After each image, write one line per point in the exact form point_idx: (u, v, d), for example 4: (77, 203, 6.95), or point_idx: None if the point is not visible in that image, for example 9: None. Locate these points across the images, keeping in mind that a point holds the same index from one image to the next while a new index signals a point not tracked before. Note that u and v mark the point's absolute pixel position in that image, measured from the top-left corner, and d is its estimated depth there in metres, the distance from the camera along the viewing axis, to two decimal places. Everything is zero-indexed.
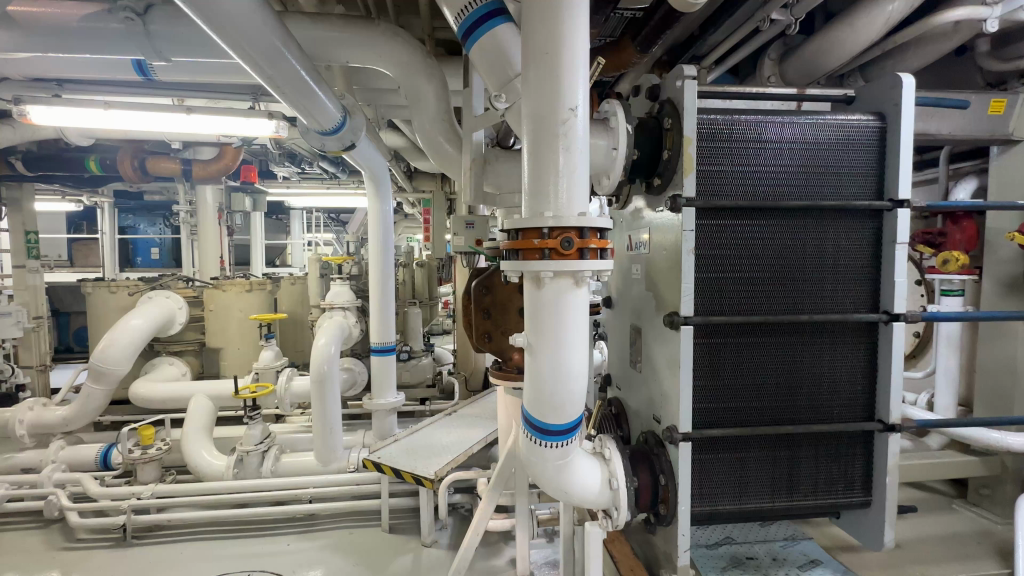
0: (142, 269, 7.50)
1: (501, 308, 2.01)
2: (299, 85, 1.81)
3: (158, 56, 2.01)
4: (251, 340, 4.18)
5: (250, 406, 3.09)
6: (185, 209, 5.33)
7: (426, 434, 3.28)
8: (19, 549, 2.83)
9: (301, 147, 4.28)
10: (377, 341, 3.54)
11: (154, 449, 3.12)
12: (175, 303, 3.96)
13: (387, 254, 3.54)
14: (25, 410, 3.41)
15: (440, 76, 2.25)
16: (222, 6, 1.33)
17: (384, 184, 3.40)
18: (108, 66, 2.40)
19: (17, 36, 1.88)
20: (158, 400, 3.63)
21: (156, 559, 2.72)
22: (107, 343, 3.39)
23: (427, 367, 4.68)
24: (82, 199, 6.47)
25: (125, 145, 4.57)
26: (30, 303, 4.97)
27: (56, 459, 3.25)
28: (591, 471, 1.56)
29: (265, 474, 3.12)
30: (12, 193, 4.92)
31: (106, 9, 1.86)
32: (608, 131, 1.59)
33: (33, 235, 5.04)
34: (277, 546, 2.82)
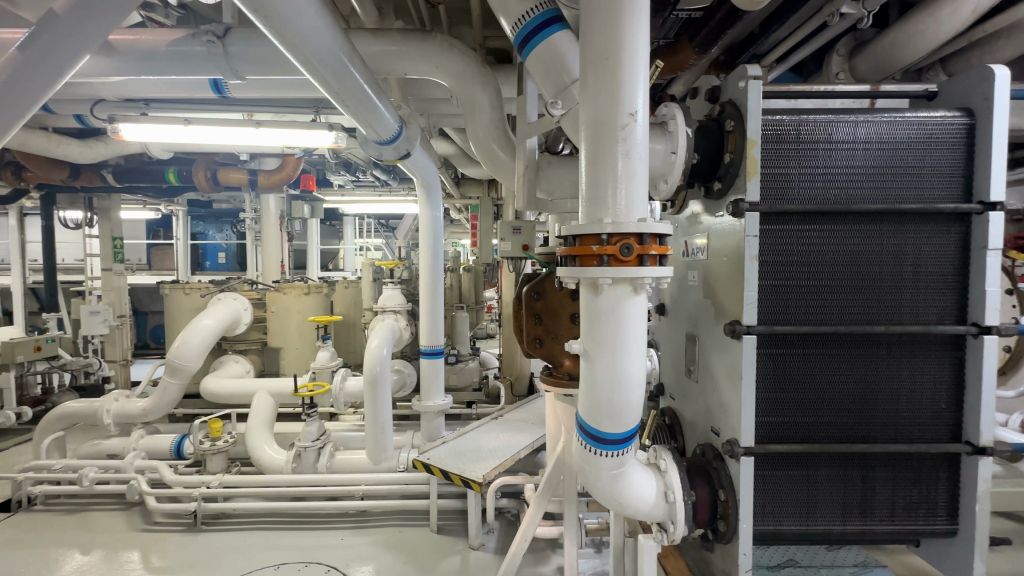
0: (210, 273, 8.06)
1: (552, 313, 2.01)
2: (362, 97, 1.90)
3: (235, 75, 2.16)
4: (309, 340, 4.38)
5: (308, 404, 3.25)
6: (251, 216, 5.68)
7: (474, 437, 3.31)
8: (105, 528, 3.10)
9: (357, 156, 4.46)
10: (426, 344, 3.61)
11: (222, 441, 3.33)
12: (242, 305, 4.22)
13: (438, 259, 3.62)
14: (111, 401, 3.72)
15: (494, 84, 2.29)
16: (297, 27, 1.42)
17: (435, 191, 3.49)
18: (190, 85, 2.60)
19: (116, 62, 2.08)
20: (225, 395, 3.87)
21: (223, 545, 2.90)
22: (182, 340, 3.65)
23: (473, 371, 4.74)
24: (160, 207, 7.03)
25: (200, 157, 4.91)
26: (116, 302, 5.43)
27: (137, 447, 3.53)
28: (646, 482, 1.53)
29: (320, 469, 3.26)
30: (102, 202, 5.41)
31: (190, 34, 2.03)
32: (666, 136, 1.55)
33: (119, 241, 5.52)
34: (331, 540, 2.93)
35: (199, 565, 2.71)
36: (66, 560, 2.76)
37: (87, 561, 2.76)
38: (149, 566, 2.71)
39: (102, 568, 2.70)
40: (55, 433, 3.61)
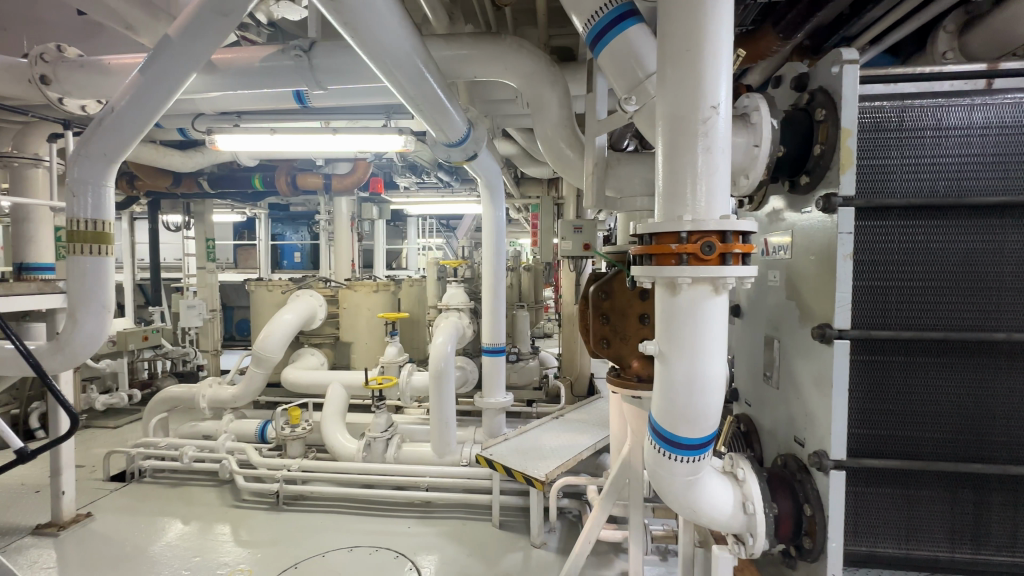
0: (288, 271, 8.66)
1: (620, 313, 1.97)
2: (435, 101, 1.96)
3: (318, 86, 2.30)
4: (377, 336, 4.59)
5: (377, 396, 3.41)
6: (325, 218, 6.04)
7: (535, 436, 3.32)
8: (202, 502, 3.42)
9: (422, 158, 4.61)
10: (488, 342, 3.67)
11: (300, 428, 3.58)
12: (317, 301, 4.50)
13: (500, 259, 3.67)
14: (206, 387, 4.10)
15: (563, 83, 2.28)
16: (380, 36, 1.49)
17: (498, 192, 3.54)
18: (276, 97, 2.80)
19: (217, 79, 2.28)
20: (302, 385, 4.13)
21: (301, 525, 3.11)
22: (266, 333, 3.96)
23: (534, 370, 4.75)
24: (245, 211, 7.64)
25: (282, 164, 5.29)
26: (209, 297, 5.98)
27: (227, 430, 3.86)
28: (722, 491, 1.46)
29: (388, 459, 3.41)
30: (198, 207, 5.97)
31: (280, 50, 2.19)
32: (749, 128, 1.47)
33: (211, 242, 6.06)
34: (398, 527, 3.06)
35: (280, 541, 2.92)
36: (170, 528, 3.09)
37: (187, 530, 3.07)
38: (238, 539, 2.96)
39: (199, 537, 2.99)
40: (161, 413, 4.03)
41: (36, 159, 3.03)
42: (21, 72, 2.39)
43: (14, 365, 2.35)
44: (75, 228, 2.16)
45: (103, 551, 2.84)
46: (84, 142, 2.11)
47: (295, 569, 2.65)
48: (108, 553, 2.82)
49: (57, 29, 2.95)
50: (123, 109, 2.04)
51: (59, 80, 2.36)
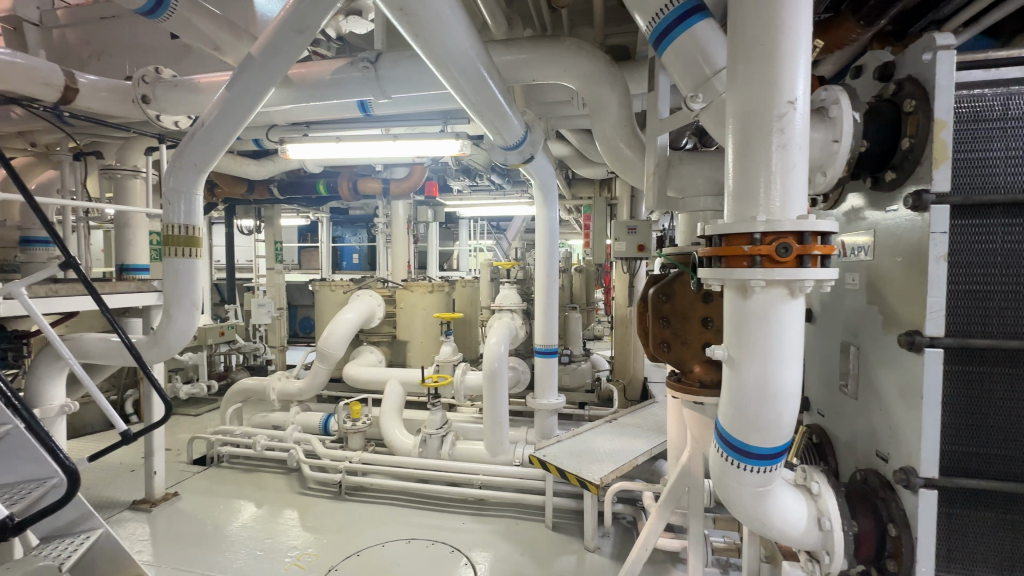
0: (347, 272, 9.09)
1: (681, 316, 1.92)
2: (496, 106, 1.99)
3: (383, 96, 2.40)
4: (432, 335, 4.72)
5: (432, 394, 3.51)
6: (383, 221, 6.28)
7: (588, 439, 3.30)
8: (272, 488, 3.66)
9: (477, 161, 4.70)
10: (541, 343, 3.68)
11: (361, 422, 3.74)
12: (376, 301, 4.70)
13: (553, 260, 3.66)
14: (276, 381, 4.38)
15: (623, 82, 2.25)
16: (448, 45, 1.53)
17: (552, 193, 3.54)
18: (343, 107, 2.96)
19: (292, 92, 2.44)
20: (362, 380, 4.32)
21: (362, 515, 3.25)
22: (330, 331, 4.18)
23: (586, 372, 4.71)
24: (310, 215, 8.09)
25: (344, 170, 5.56)
26: (277, 296, 6.38)
27: (295, 421, 4.11)
28: (796, 505, 1.40)
29: (443, 456, 3.50)
30: (268, 212, 6.38)
31: (349, 62, 2.31)
32: (827, 122, 1.40)
33: (279, 244, 6.47)
34: (453, 523, 3.13)
35: (343, 529, 3.07)
36: (245, 510, 3.32)
37: (260, 513, 3.29)
38: (304, 524, 3.14)
39: (269, 521, 3.19)
40: (236, 404, 4.35)
41: (135, 170, 3.36)
42: (125, 92, 2.66)
43: (118, 356, 2.62)
44: (170, 232, 2.38)
45: (187, 529, 3.10)
46: (178, 154, 2.32)
47: (357, 557, 2.77)
48: (193, 530, 3.08)
49: (153, 52, 3.26)
50: (212, 123, 2.22)
51: (157, 99, 2.61)
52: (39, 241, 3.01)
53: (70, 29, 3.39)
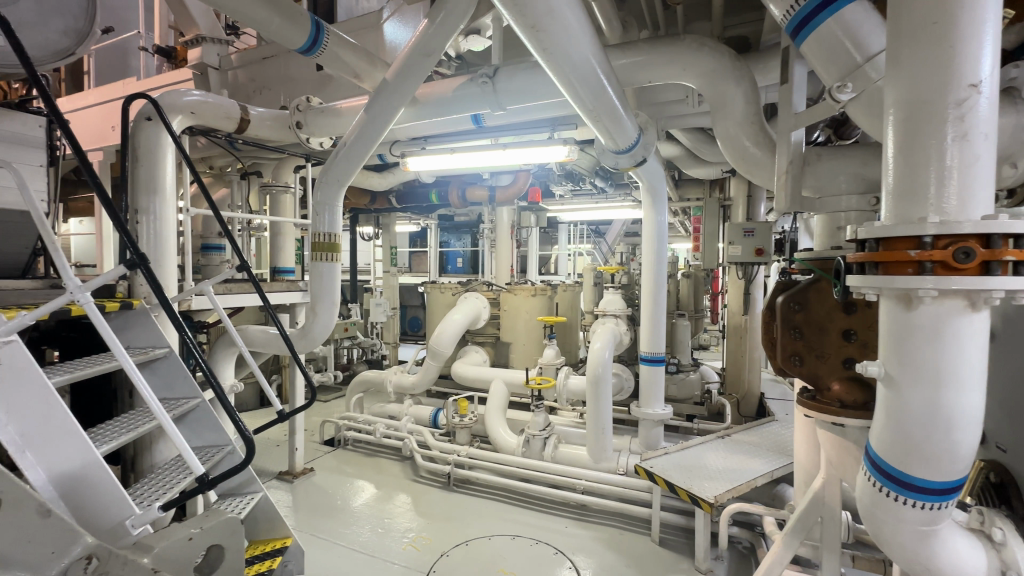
0: (452, 275, 9.61)
1: (817, 328, 1.75)
2: (613, 111, 1.98)
3: (500, 108, 2.53)
4: (534, 337, 4.79)
5: (536, 396, 3.59)
6: (488, 226, 6.54)
7: (699, 454, 3.12)
8: (390, 472, 3.99)
9: (581, 166, 4.69)
10: (646, 350, 3.56)
11: (468, 418, 3.94)
12: (482, 303, 4.90)
13: (661, 266, 3.53)
14: (392, 374, 4.77)
15: (750, 77, 2.14)
16: (571, 57, 1.56)
17: (660, 195, 3.44)
18: (457, 121, 3.14)
19: (418, 110, 2.67)
20: (469, 379, 4.53)
21: (468, 507, 3.41)
22: (440, 330, 4.48)
23: (695, 383, 4.45)
24: (420, 222, 8.70)
25: (454, 179, 5.90)
26: (391, 297, 6.95)
27: (409, 413, 4.44)
28: (971, 551, 1.20)
29: (546, 457, 3.54)
30: (386, 220, 6.97)
31: (469, 79, 2.47)
32: (1019, 106, 1.20)
33: (394, 249, 7.04)
34: (556, 525, 3.15)
35: (452, 518, 3.25)
36: (366, 490, 3.67)
37: (379, 494, 3.61)
38: (417, 509, 3.38)
39: (388, 503, 3.49)
40: (359, 393, 4.81)
41: (286, 186, 3.89)
42: (284, 120, 3.11)
43: (275, 345, 3.06)
44: (316, 239, 2.72)
45: (321, 502, 3.50)
46: (324, 172, 2.64)
47: (466, 546, 2.92)
48: (325, 503, 3.48)
49: (302, 84, 3.76)
50: (353, 142, 2.50)
51: (308, 123, 3.01)
52: (214, 247, 3.52)
53: (240, 70, 4.05)
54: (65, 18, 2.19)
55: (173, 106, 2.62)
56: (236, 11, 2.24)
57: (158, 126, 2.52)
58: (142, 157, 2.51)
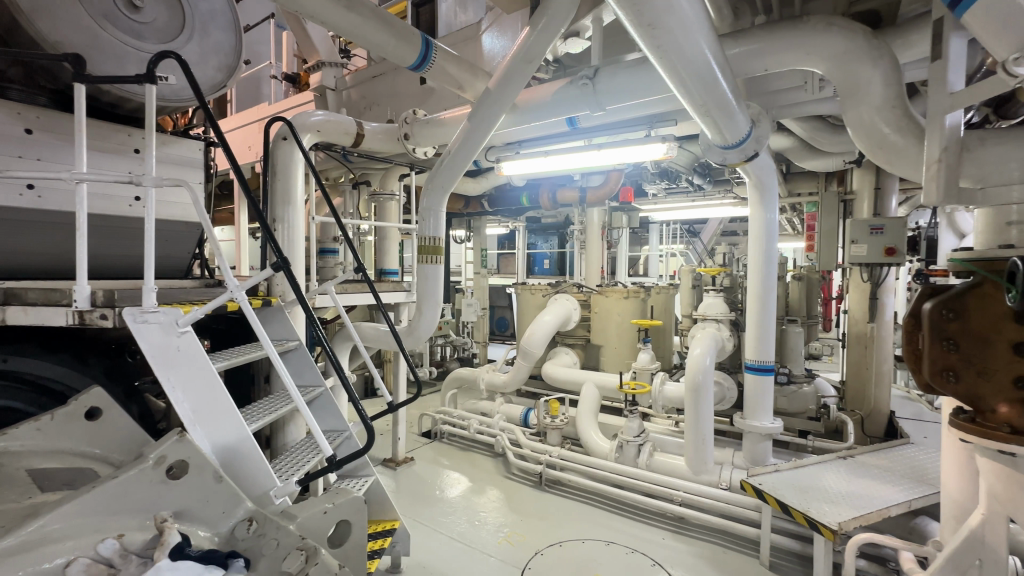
0: (539, 276, 9.70)
1: (978, 339, 1.49)
2: (725, 104, 1.87)
3: (599, 109, 2.53)
4: (627, 340, 4.67)
5: (630, 401, 3.50)
6: (579, 228, 6.50)
7: (816, 474, 2.84)
8: (483, 467, 4.12)
9: (678, 163, 4.49)
10: (752, 358, 3.31)
11: (559, 420, 3.95)
12: (573, 305, 4.88)
13: (771, 267, 3.25)
14: (485, 372, 4.92)
15: (891, 56, 1.93)
16: (685, 50, 1.50)
17: (770, 191, 3.19)
18: (551, 125, 3.17)
19: (520, 117, 2.75)
20: (560, 380, 4.54)
21: (560, 508, 3.41)
22: (531, 331, 4.53)
23: (810, 397, 4.03)
24: (509, 224, 8.89)
25: (545, 182, 5.95)
26: (482, 297, 7.18)
27: (500, 410, 4.55)
28: None
29: (641, 465, 3.43)
30: (477, 223, 7.20)
31: (569, 82, 2.52)
32: None
33: (485, 251, 7.26)
34: (652, 536, 3.04)
35: (544, 518, 3.27)
36: (461, 483, 3.83)
37: (473, 488, 3.74)
38: (509, 506, 3.45)
39: (481, 496, 3.61)
40: (453, 389, 5.02)
41: (392, 193, 4.20)
42: (393, 132, 3.35)
43: (384, 341, 3.30)
44: (422, 243, 2.88)
45: (420, 490, 3.71)
46: (430, 180, 2.79)
47: (560, 546, 2.93)
48: (424, 492, 3.68)
49: (407, 97, 4.03)
50: (455, 151, 2.63)
51: (415, 134, 3.23)
52: (330, 250, 3.83)
53: (353, 89, 4.44)
54: (220, 56, 2.56)
55: (303, 126, 2.95)
56: (360, 38, 2.44)
57: (291, 145, 2.86)
58: (279, 173, 2.85)
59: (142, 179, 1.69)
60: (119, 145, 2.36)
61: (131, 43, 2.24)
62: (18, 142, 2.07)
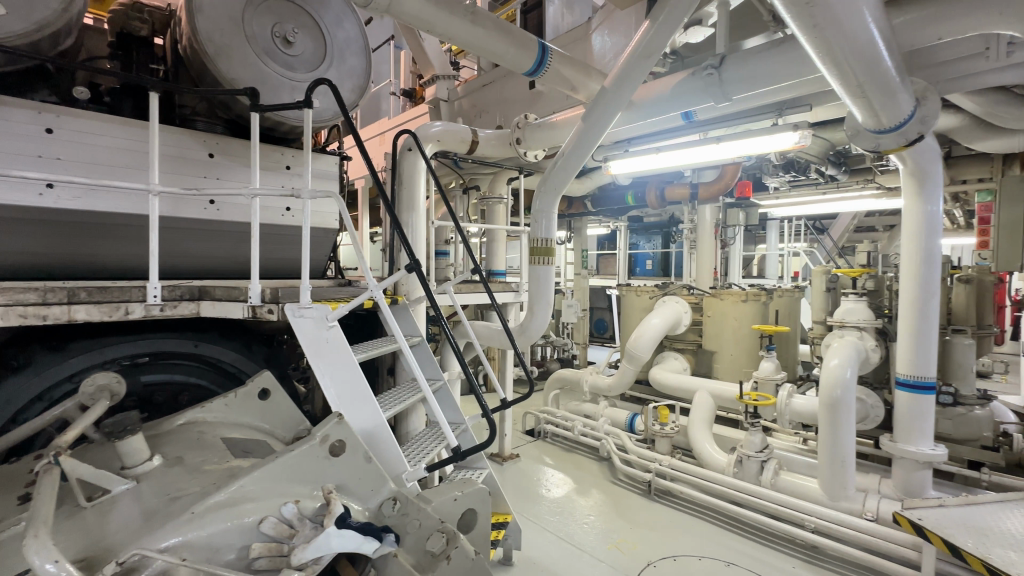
0: (641, 277, 9.38)
1: None
2: (886, 83, 1.66)
3: (725, 99, 2.39)
4: (744, 347, 4.32)
5: (752, 413, 3.24)
6: (688, 226, 6.16)
7: (994, 513, 2.38)
8: (588, 469, 4.08)
9: (809, 152, 4.04)
10: (904, 373, 2.87)
11: (669, 428, 3.77)
12: (683, 307, 4.64)
13: (933, 268, 2.78)
14: (588, 374, 4.86)
15: None
16: (845, 26, 1.35)
17: (932, 180, 2.74)
18: (663, 122, 3.05)
19: (634, 114, 2.69)
20: (669, 386, 4.33)
21: (670, 520, 3.26)
22: (638, 333, 4.37)
23: (985, 422, 3.39)
24: (610, 225, 8.71)
25: (653, 179, 5.72)
26: (582, 298, 7.15)
27: (604, 414, 4.47)
28: None
29: (764, 483, 3.15)
30: (577, 224, 7.15)
31: (690, 74, 2.42)
32: None
33: (585, 252, 7.18)
34: (780, 563, 2.77)
35: (655, 529, 3.15)
36: (566, 484, 3.83)
37: (578, 490, 3.72)
38: (617, 511, 3.38)
39: (587, 499, 3.58)
40: (556, 390, 5.04)
41: (500, 197, 4.33)
42: (505, 138, 3.46)
43: (495, 339, 3.42)
44: (535, 244, 2.94)
45: (526, 487, 3.78)
46: (543, 182, 2.84)
47: (674, 560, 2.80)
48: (529, 489, 3.75)
49: (517, 103, 4.14)
50: (569, 153, 2.64)
51: (527, 139, 3.33)
52: (443, 253, 3.97)
53: (464, 98, 4.65)
54: (354, 78, 2.85)
55: (425, 137, 3.16)
56: (479, 49, 2.56)
57: (415, 155, 3.08)
58: (405, 181, 3.08)
59: (301, 192, 1.94)
60: (275, 163, 2.72)
61: (285, 74, 2.58)
62: (203, 164, 2.48)
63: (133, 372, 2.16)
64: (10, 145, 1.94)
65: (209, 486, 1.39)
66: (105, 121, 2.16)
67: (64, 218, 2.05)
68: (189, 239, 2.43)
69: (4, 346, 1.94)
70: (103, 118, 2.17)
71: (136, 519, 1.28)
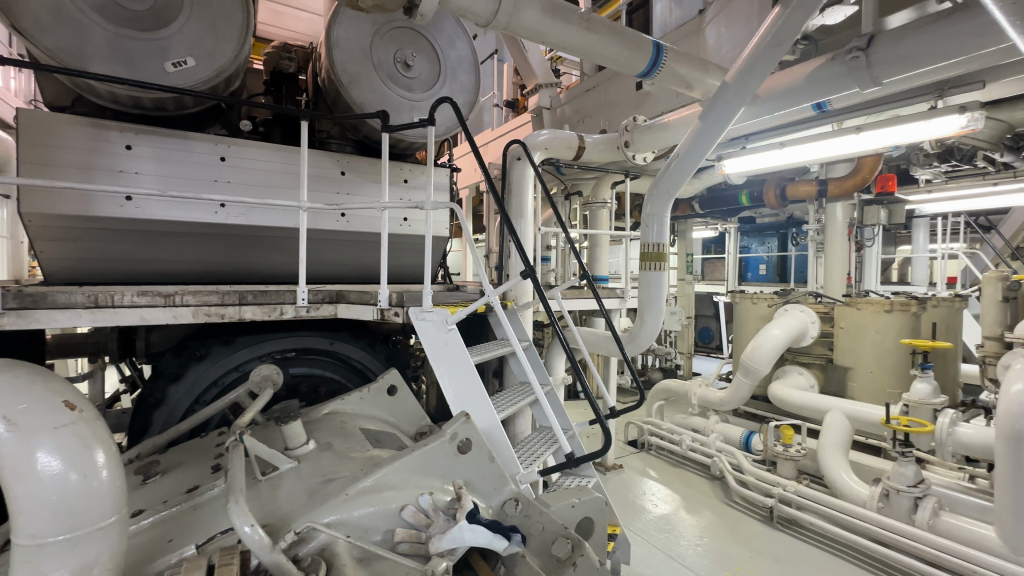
0: (754, 283, 8.69)
1: None
2: None
3: (873, 83, 2.13)
4: (887, 364, 3.78)
5: (902, 440, 2.82)
6: (813, 227, 5.54)
7: None
8: (697, 487, 3.84)
9: (976, 137, 3.43)
10: None
11: (794, 450, 3.42)
12: (809, 317, 4.18)
13: None
14: (696, 386, 4.58)
15: None
16: None
17: None
18: (790, 114, 2.79)
19: (759, 108, 2.50)
20: (792, 403, 3.92)
21: (798, 553, 2.94)
22: (755, 345, 4.01)
23: None
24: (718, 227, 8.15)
25: (771, 177, 5.26)
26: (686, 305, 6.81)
27: (715, 430, 4.16)
28: None
29: (919, 524, 2.72)
30: (682, 227, 6.81)
31: (830, 58, 2.18)
32: None
33: (689, 256, 6.80)
34: None
35: (780, 560, 2.87)
36: (674, 500, 3.64)
37: (687, 507, 3.52)
38: (734, 536, 3.14)
39: (699, 518, 3.37)
40: (660, 400, 4.82)
41: (604, 201, 4.28)
42: (612, 141, 3.41)
43: (601, 346, 3.37)
44: (646, 249, 2.86)
45: (631, 498, 3.67)
46: (654, 186, 2.75)
47: None
48: (634, 501, 3.62)
49: (622, 105, 4.05)
50: (683, 154, 2.52)
51: (635, 141, 3.24)
52: (546, 259, 4.01)
53: (567, 105, 4.67)
54: (465, 94, 3.01)
55: (533, 145, 3.22)
56: (589, 53, 2.54)
57: (524, 163, 3.16)
58: (513, 190, 3.17)
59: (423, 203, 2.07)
60: (396, 177, 2.96)
61: (405, 95, 2.81)
62: (337, 181, 2.77)
63: (284, 364, 2.48)
64: (195, 172, 2.34)
65: (357, 472, 1.55)
66: (265, 149, 2.53)
67: (233, 232, 2.41)
68: (326, 249, 2.73)
69: (190, 339, 2.33)
70: (263, 146, 2.53)
71: (301, 495, 1.47)
